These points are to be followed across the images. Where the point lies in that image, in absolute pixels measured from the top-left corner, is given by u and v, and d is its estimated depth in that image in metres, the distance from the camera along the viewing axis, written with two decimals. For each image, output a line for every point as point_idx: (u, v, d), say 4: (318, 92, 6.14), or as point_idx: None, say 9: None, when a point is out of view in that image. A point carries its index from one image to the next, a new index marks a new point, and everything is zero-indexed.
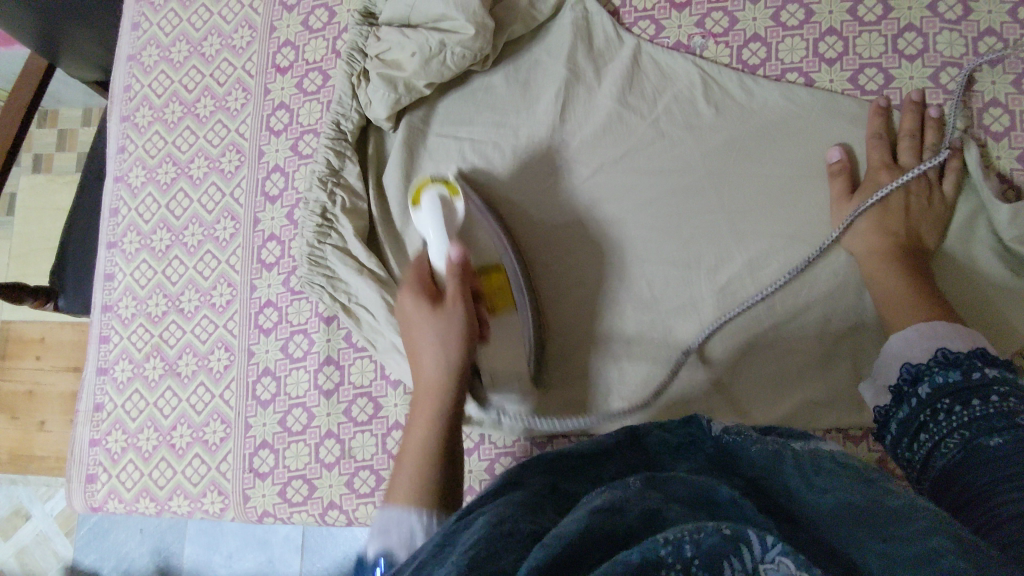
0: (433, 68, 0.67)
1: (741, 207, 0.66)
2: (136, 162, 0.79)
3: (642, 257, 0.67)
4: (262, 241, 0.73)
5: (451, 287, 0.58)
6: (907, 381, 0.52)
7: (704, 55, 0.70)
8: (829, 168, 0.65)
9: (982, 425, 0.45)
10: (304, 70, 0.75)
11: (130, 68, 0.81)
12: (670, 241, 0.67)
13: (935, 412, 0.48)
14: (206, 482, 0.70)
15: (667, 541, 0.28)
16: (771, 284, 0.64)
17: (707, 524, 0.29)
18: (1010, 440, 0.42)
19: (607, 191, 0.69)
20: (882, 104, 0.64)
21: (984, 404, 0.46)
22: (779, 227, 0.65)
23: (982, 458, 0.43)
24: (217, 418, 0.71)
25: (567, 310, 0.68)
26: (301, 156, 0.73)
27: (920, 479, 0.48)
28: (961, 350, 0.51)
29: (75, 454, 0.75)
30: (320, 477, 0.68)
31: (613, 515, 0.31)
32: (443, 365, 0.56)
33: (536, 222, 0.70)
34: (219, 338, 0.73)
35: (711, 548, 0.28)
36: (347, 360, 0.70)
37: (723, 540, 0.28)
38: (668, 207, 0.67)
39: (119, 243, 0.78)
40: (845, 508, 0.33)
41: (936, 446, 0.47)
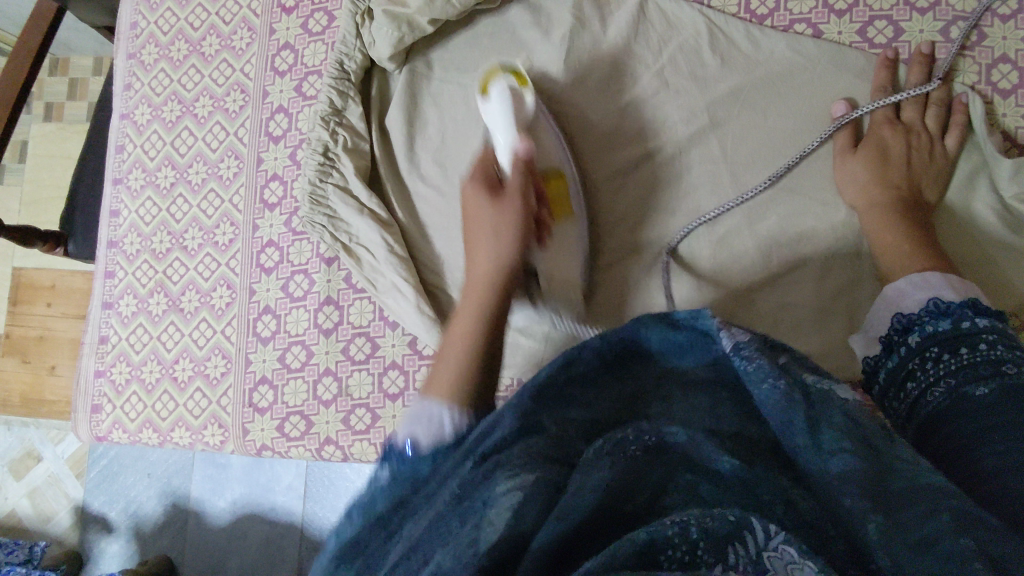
0: (437, 6, 0.67)
1: (743, 158, 0.66)
2: (142, 100, 0.79)
3: (642, 203, 0.68)
4: (264, 181, 0.74)
5: (514, 179, 0.58)
6: (898, 331, 0.51)
7: (712, 5, 0.69)
8: (834, 122, 0.64)
9: (968, 372, 0.45)
10: (310, 10, 0.74)
11: (136, 5, 0.81)
12: (671, 189, 0.67)
13: (923, 360, 0.48)
14: (207, 415, 0.72)
15: (674, 527, 0.29)
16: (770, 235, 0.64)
17: (713, 511, 0.30)
18: (995, 390, 0.43)
19: (611, 137, 0.69)
20: (891, 57, 0.63)
21: (972, 352, 0.45)
22: (779, 178, 0.65)
23: (969, 406, 0.43)
24: (219, 353, 0.73)
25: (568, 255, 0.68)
26: (304, 97, 0.73)
27: (903, 425, 0.48)
28: (953, 300, 0.50)
29: (80, 385, 0.76)
30: (317, 413, 0.70)
31: (617, 501, 0.32)
32: (499, 257, 0.55)
33: None
34: (221, 276, 0.74)
35: (719, 534, 0.29)
36: (346, 300, 0.71)
37: (732, 527, 0.29)
38: (671, 156, 0.67)
39: (124, 180, 0.79)
40: (856, 475, 0.31)
41: (923, 394, 0.47)
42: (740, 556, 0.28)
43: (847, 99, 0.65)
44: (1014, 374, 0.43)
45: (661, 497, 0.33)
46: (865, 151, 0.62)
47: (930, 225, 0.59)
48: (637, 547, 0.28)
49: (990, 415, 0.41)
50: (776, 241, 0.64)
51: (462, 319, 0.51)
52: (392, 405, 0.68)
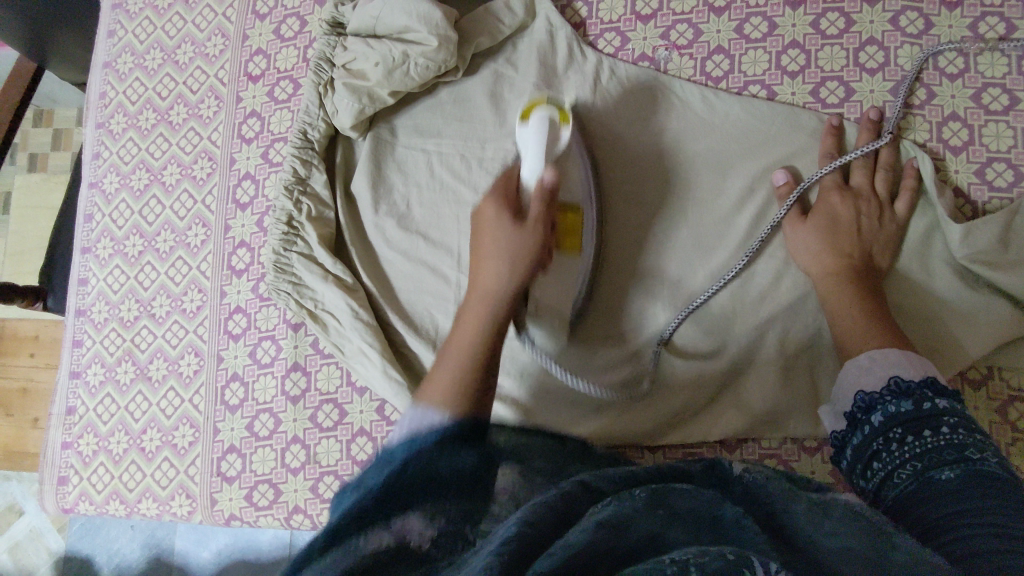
0: (397, 78, 0.68)
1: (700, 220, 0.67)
2: (111, 168, 0.80)
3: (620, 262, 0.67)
4: (232, 248, 0.74)
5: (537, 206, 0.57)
6: (862, 409, 0.51)
7: (668, 68, 0.71)
8: (777, 190, 0.66)
9: (932, 457, 0.45)
10: (275, 78, 0.76)
11: (105, 75, 0.82)
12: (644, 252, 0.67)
13: (888, 441, 0.48)
14: (174, 485, 0.71)
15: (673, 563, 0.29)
16: (732, 302, 0.65)
17: (711, 551, 0.29)
18: (960, 474, 0.42)
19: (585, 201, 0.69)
20: (836, 123, 0.65)
21: (934, 435, 0.46)
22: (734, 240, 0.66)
23: (933, 490, 0.43)
24: (187, 422, 0.72)
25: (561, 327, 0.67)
26: (270, 164, 0.74)
27: (872, 506, 0.48)
28: (912, 378, 0.50)
29: (47, 457, 0.76)
30: (286, 481, 0.69)
31: (618, 535, 0.32)
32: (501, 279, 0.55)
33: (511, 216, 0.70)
34: (189, 344, 0.74)
35: None
36: (314, 366, 0.71)
37: (730, 561, 0.28)
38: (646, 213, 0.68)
39: (93, 248, 0.79)
40: (847, 551, 0.32)
41: (889, 476, 0.47)
42: None
43: (790, 167, 0.66)
44: (978, 460, 0.43)
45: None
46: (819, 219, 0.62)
47: (881, 290, 0.60)
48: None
49: (956, 499, 0.41)
50: (734, 311, 0.64)
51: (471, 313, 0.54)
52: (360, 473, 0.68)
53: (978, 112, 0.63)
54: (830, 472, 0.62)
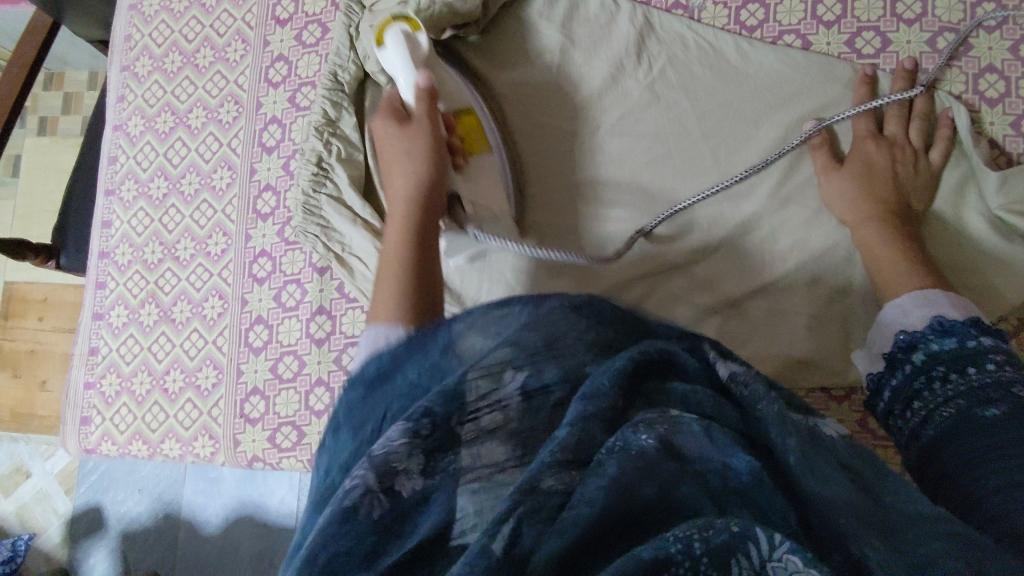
0: (420, 21, 0.68)
1: (732, 163, 0.66)
2: (135, 112, 0.79)
3: (660, 180, 0.67)
4: (258, 191, 0.74)
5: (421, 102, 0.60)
6: (903, 349, 0.51)
7: (702, 17, 0.70)
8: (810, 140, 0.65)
9: (980, 393, 0.45)
10: (304, 22, 0.75)
11: (131, 18, 0.81)
12: (681, 184, 0.66)
13: (930, 379, 0.48)
14: (197, 426, 0.72)
15: (678, 541, 0.29)
16: (760, 247, 0.64)
17: (715, 521, 0.30)
18: (1004, 411, 0.43)
19: (622, 127, 0.69)
20: (868, 73, 0.64)
21: (980, 373, 0.45)
22: (770, 186, 0.65)
23: (973, 426, 0.43)
24: (210, 364, 0.72)
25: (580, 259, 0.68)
26: (298, 108, 0.74)
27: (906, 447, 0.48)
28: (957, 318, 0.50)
29: (70, 398, 0.76)
30: (310, 423, 0.69)
31: (627, 502, 0.32)
32: (412, 178, 0.58)
33: (534, 143, 0.70)
34: (214, 287, 0.74)
35: (719, 547, 0.29)
36: (338, 309, 0.70)
37: (730, 538, 0.29)
38: (676, 142, 0.67)
39: (117, 191, 0.79)
40: (848, 506, 0.32)
41: (931, 412, 0.46)
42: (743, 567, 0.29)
43: (821, 117, 0.66)
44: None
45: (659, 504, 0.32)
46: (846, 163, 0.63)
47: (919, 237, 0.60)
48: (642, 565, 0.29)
49: (992, 436, 0.42)
50: (767, 255, 0.64)
51: (394, 224, 0.57)
52: None
53: (1016, 64, 0.63)
54: (857, 420, 0.62)
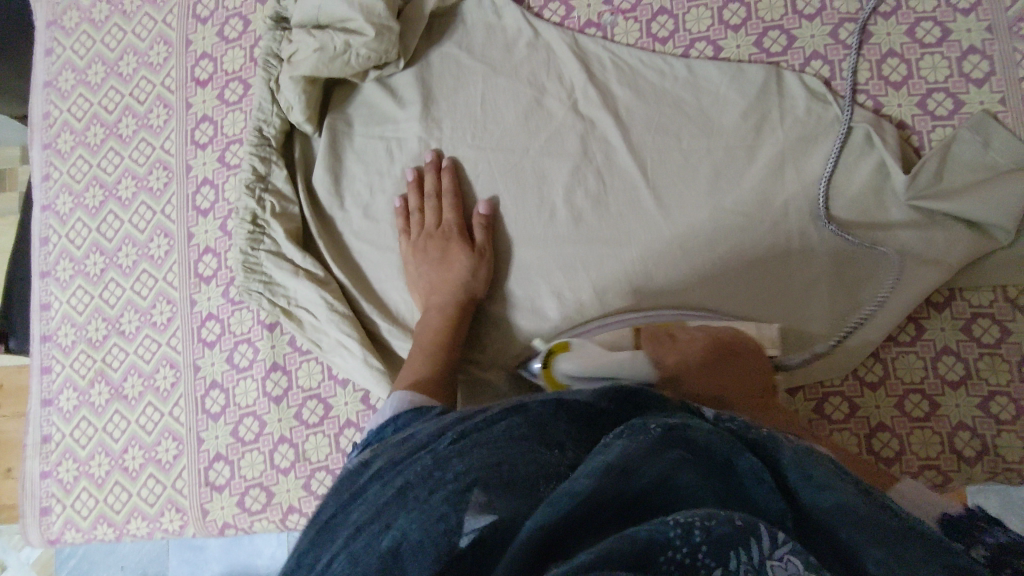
0: (337, 67, 0.67)
1: (618, 185, 0.68)
2: (62, 189, 0.78)
3: (597, 189, 0.68)
4: (197, 255, 0.73)
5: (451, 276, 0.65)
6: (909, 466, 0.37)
7: (615, 33, 0.72)
8: (734, 148, 0.66)
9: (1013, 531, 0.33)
10: (224, 80, 0.75)
11: (47, 95, 0.80)
12: (595, 196, 0.68)
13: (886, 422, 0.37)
14: (163, 501, 0.70)
15: (676, 526, 0.26)
16: (663, 259, 0.65)
17: (719, 513, 0.27)
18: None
19: (558, 147, 0.69)
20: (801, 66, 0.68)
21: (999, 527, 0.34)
22: (652, 202, 0.67)
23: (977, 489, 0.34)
24: (169, 436, 0.71)
25: (563, 264, 0.67)
26: (228, 167, 0.73)
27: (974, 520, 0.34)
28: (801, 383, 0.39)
29: (26, 489, 0.73)
30: (277, 482, 0.68)
31: (628, 480, 0.30)
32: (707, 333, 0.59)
33: (519, 158, 0.70)
34: (163, 357, 0.72)
35: (721, 537, 0.26)
36: (293, 364, 0.70)
37: (737, 530, 0.26)
38: (574, 174, 0.69)
39: (52, 272, 0.77)
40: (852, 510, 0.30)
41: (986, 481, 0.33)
42: (743, 562, 0.26)
43: (743, 117, 0.67)
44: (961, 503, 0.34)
45: (668, 481, 0.31)
46: (790, 163, 0.65)
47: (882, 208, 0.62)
48: (636, 545, 0.26)
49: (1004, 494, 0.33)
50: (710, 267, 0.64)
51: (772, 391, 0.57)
52: None
53: (914, 46, 0.66)
54: (813, 409, 0.64)
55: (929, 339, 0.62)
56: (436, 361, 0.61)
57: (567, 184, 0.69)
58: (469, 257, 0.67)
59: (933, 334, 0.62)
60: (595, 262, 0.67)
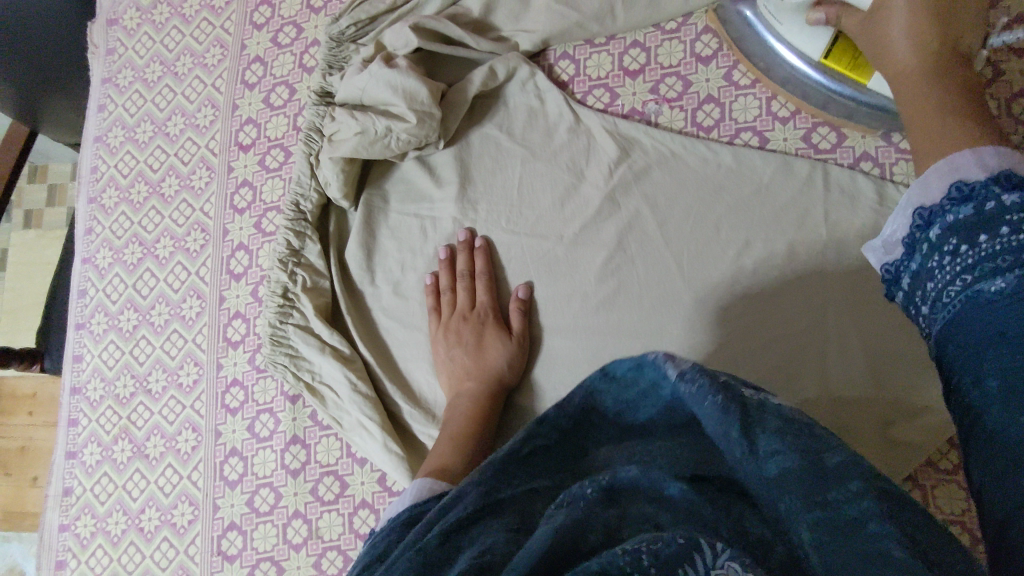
0: (377, 150, 0.68)
1: (654, 270, 0.66)
2: (103, 244, 0.79)
3: (632, 272, 0.67)
4: (227, 319, 0.74)
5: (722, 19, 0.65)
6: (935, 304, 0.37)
7: (658, 121, 0.71)
8: (776, 248, 0.64)
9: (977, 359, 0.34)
10: (266, 147, 0.76)
11: (96, 149, 0.82)
12: (629, 281, 0.67)
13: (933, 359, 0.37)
14: (174, 566, 0.70)
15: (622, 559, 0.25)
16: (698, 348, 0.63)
17: (662, 536, 0.26)
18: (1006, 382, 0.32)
19: (596, 228, 0.68)
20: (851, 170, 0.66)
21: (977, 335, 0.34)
22: (688, 290, 0.65)
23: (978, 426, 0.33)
24: (185, 500, 0.71)
25: (593, 349, 0.66)
26: (263, 234, 0.74)
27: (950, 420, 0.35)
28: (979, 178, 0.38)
29: (43, 541, 0.74)
30: (288, 558, 0.68)
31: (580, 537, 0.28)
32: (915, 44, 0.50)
33: (555, 240, 0.69)
34: (186, 419, 0.73)
35: (667, 556, 0.25)
36: (313, 438, 0.69)
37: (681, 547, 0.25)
38: (609, 257, 0.67)
39: (87, 324, 0.78)
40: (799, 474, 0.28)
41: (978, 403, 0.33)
42: None
43: (786, 220, 0.64)
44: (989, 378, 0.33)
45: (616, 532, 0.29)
46: (834, 262, 0.62)
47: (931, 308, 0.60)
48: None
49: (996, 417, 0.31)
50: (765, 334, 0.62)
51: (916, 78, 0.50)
52: None
53: None
54: None
55: None
56: (466, 445, 0.60)
57: (602, 267, 0.67)
58: (494, 345, 0.66)
59: None
60: (625, 349, 0.65)
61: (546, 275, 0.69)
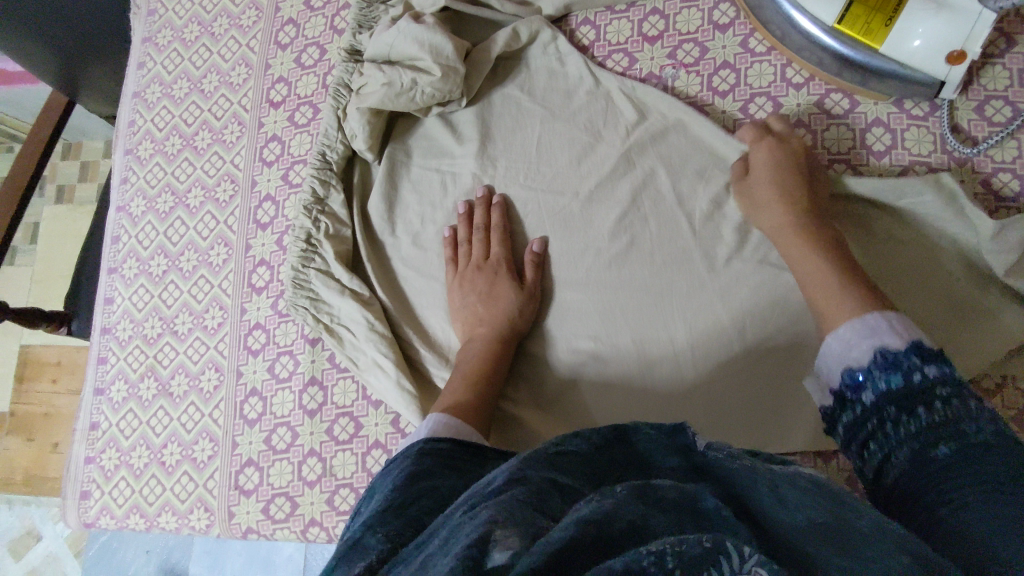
0: (401, 102, 0.71)
1: (666, 233, 0.68)
2: (138, 193, 0.83)
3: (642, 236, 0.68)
4: (253, 266, 0.77)
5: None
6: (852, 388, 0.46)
7: (675, 85, 0.73)
8: None
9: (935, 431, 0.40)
10: (296, 104, 0.79)
11: (135, 104, 0.86)
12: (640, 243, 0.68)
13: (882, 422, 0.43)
14: (193, 498, 0.73)
15: (650, 553, 0.28)
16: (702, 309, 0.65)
17: (687, 538, 0.29)
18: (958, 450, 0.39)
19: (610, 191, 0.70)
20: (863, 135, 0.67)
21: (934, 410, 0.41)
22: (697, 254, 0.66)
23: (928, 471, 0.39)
24: (206, 437, 0.74)
25: (604, 307, 0.68)
26: (290, 185, 0.77)
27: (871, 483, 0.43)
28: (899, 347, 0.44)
29: (69, 473, 0.77)
30: (302, 494, 0.70)
31: (605, 523, 0.31)
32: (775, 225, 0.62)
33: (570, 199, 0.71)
34: (210, 360, 0.76)
35: (693, 559, 0.27)
36: (330, 380, 0.72)
37: (706, 552, 0.28)
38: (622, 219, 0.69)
39: (119, 269, 0.82)
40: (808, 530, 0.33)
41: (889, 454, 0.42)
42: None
43: None
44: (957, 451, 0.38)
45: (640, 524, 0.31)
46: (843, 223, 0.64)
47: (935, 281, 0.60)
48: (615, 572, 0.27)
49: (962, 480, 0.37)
50: (753, 357, 0.63)
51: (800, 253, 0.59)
52: None
53: (982, 124, 0.65)
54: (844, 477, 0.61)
55: None
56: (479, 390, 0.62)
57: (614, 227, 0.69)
58: (508, 293, 0.68)
59: None
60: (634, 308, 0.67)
61: (560, 234, 0.71)
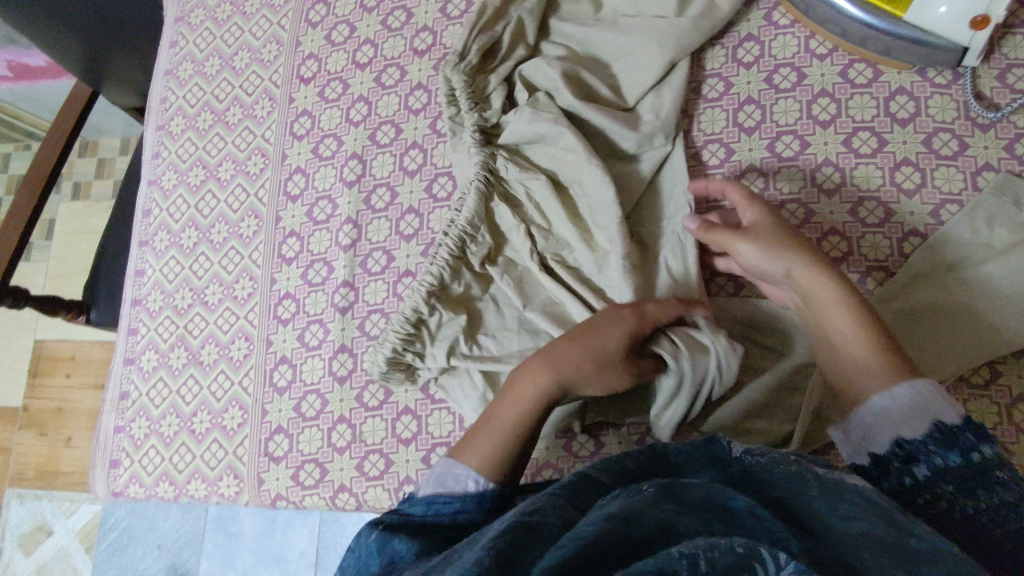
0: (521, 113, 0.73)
1: None
2: (169, 167, 0.84)
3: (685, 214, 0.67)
4: (283, 237, 0.77)
5: None
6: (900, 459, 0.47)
7: (700, 57, 0.74)
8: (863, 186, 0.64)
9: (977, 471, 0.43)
10: (326, 79, 0.80)
11: (167, 82, 0.88)
12: None
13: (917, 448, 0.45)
14: (223, 466, 0.73)
15: (682, 556, 0.31)
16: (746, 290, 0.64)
17: (721, 544, 0.31)
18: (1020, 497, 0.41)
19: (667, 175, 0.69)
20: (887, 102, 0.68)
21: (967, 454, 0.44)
22: None
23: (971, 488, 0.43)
24: (236, 404, 0.74)
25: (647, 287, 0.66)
26: (320, 158, 0.78)
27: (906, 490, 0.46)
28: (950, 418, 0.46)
29: (100, 442, 0.78)
30: (331, 460, 0.70)
31: (630, 526, 0.35)
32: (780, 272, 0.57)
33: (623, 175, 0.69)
34: (240, 329, 0.76)
35: (726, 567, 0.30)
36: (360, 347, 0.72)
37: (740, 559, 0.30)
38: None
39: (150, 241, 0.83)
40: (866, 534, 0.35)
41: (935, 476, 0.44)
42: None
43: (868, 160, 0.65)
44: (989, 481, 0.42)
45: (668, 524, 0.35)
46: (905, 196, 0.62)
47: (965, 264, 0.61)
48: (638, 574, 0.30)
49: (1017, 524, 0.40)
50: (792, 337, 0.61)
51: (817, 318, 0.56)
52: (405, 450, 0.68)
53: (1004, 91, 0.65)
54: None
55: (1007, 386, 0.59)
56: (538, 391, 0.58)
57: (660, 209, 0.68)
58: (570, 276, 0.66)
59: (1010, 381, 0.59)
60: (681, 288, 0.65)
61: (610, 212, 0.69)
